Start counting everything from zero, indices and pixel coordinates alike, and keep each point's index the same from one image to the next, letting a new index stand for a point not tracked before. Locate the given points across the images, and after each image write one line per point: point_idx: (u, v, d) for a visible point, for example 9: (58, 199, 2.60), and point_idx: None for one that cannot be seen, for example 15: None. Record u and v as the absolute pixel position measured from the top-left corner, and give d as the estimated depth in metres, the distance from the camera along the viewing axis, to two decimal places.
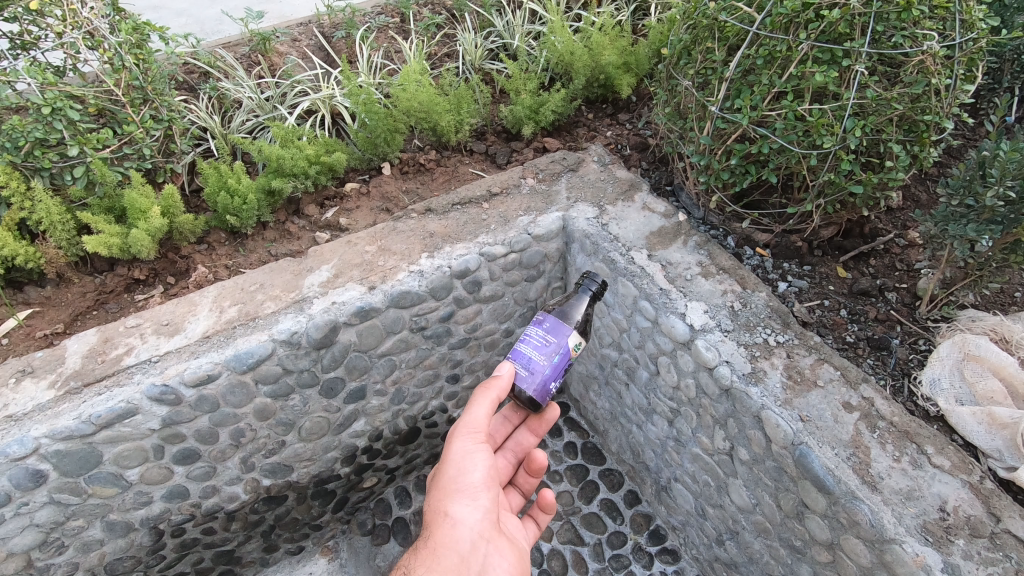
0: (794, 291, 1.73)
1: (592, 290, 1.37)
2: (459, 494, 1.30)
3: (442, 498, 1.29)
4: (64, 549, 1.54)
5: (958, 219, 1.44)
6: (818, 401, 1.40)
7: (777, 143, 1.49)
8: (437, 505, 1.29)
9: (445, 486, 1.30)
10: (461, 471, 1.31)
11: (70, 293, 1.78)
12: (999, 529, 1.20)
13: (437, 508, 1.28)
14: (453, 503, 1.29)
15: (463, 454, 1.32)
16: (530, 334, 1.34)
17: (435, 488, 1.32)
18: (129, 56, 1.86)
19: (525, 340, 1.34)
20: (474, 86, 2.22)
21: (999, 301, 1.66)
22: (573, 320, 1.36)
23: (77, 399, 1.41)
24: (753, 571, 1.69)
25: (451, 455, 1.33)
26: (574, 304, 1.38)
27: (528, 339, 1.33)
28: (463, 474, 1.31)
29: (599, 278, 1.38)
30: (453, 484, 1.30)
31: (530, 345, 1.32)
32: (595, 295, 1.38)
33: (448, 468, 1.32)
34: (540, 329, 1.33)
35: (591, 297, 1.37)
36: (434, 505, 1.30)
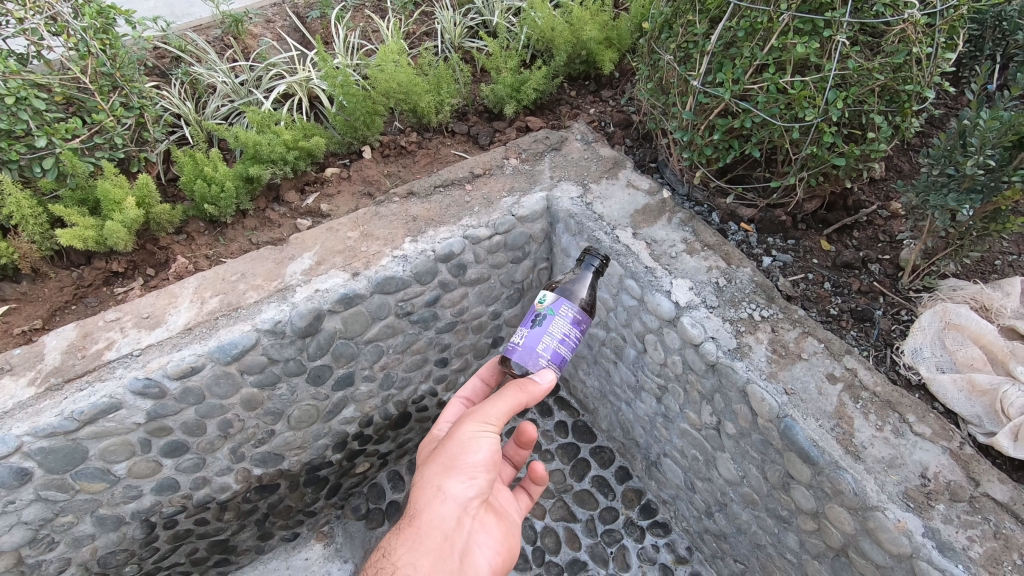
0: (779, 266, 1.74)
1: (595, 266, 1.40)
2: (457, 473, 1.27)
3: (438, 473, 1.27)
4: (55, 545, 1.54)
5: (938, 188, 1.44)
6: (802, 373, 1.42)
7: (759, 116, 1.48)
8: (432, 478, 1.27)
9: (446, 462, 1.27)
10: (464, 451, 1.28)
11: (47, 288, 1.75)
12: (978, 492, 1.22)
13: (431, 481, 1.26)
14: (449, 480, 1.27)
15: (472, 435, 1.28)
16: (568, 335, 1.32)
17: (434, 461, 1.29)
18: (95, 41, 1.80)
19: (565, 342, 1.31)
20: (454, 65, 2.18)
21: (980, 270, 1.68)
22: (579, 298, 1.39)
23: (58, 395, 1.39)
24: (741, 542, 1.73)
25: (459, 433, 1.29)
26: (579, 281, 1.41)
27: (565, 340, 1.31)
28: (466, 454, 1.28)
29: (601, 254, 1.42)
30: (455, 462, 1.27)
31: (568, 347, 1.32)
32: (598, 272, 1.41)
33: (451, 444, 1.29)
34: (577, 329, 1.33)
35: (595, 273, 1.41)
36: (428, 477, 1.28)
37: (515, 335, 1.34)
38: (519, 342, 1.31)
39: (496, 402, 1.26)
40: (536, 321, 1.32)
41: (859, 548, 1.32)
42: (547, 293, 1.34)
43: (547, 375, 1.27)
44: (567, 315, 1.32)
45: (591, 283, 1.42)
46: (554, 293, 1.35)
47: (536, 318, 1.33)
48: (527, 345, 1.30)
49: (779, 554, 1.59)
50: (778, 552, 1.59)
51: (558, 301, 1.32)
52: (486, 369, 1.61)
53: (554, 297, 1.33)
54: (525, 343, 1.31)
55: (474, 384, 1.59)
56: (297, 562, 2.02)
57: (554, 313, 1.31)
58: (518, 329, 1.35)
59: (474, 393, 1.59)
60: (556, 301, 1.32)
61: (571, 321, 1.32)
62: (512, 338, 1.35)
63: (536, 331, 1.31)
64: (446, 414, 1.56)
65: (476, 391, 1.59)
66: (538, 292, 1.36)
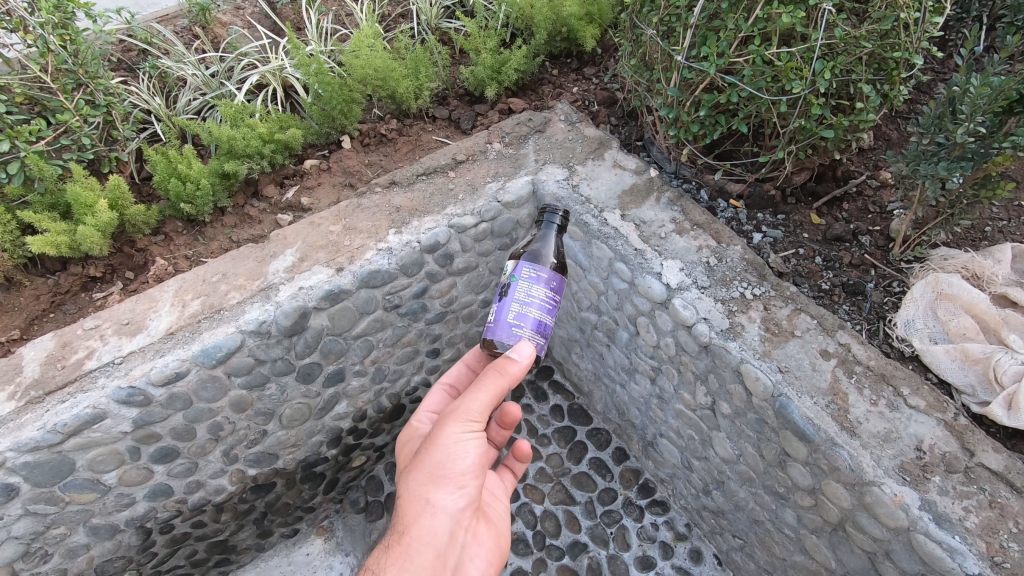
0: (769, 242, 1.72)
1: (558, 220, 1.38)
2: (443, 483, 1.24)
3: (426, 484, 1.24)
4: (49, 557, 1.52)
5: (929, 157, 1.42)
6: (796, 350, 1.41)
7: (746, 90, 1.45)
8: (420, 487, 1.24)
9: (431, 469, 1.24)
10: (450, 458, 1.25)
11: (23, 296, 1.70)
12: (973, 463, 1.23)
13: (419, 494, 1.23)
14: (437, 489, 1.24)
15: (456, 438, 1.25)
16: (535, 295, 1.29)
17: (418, 471, 1.25)
18: (54, 37, 1.72)
19: (536, 304, 1.29)
20: (431, 47, 2.12)
21: (970, 237, 1.67)
22: (547, 260, 1.35)
23: (40, 408, 1.36)
24: (739, 518, 1.73)
25: (442, 440, 1.25)
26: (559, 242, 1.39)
27: (536, 302, 1.29)
28: (452, 462, 1.25)
29: (561, 210, 1.39)
30: (441, 470, 1.24)
31: (543, 310, 1.30)
32: (560, 229, 1.39)
33: (436, 454, 1.25)
34: (547, 289, 1.30)
35: (557, 230, 1.38)
36: (414, 490, 1.24)
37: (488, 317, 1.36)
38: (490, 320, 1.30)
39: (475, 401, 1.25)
40: (502, 294, 1.31)
41: (856, 522, 1.32)
42: (508, 264, 1.34)
43: (525, 348, 1.23)
44: (528, 277, 1.29)
45: (556, 241, 1.38)
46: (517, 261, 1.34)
47: (501, 290, 1.32)
48: (500, 319, 1.29)
49: (777, 529, 1.60)
50: (776, 527, 1.60)
51: (519, 265, 1.31)
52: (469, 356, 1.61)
53: (513, 264, 1.31)
54: (495, 318, 1.30)
55: (458, 370, 1.58)
56: (298, 558, 2.01)
57: (517, 279, 1.30)
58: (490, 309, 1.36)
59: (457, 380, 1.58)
60: (517, 267, 1.31)
61: (537, 281, 1.29)
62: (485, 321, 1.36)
63: (502, 303, 1.30)
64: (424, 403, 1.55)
65: (459, 378, 1.59)
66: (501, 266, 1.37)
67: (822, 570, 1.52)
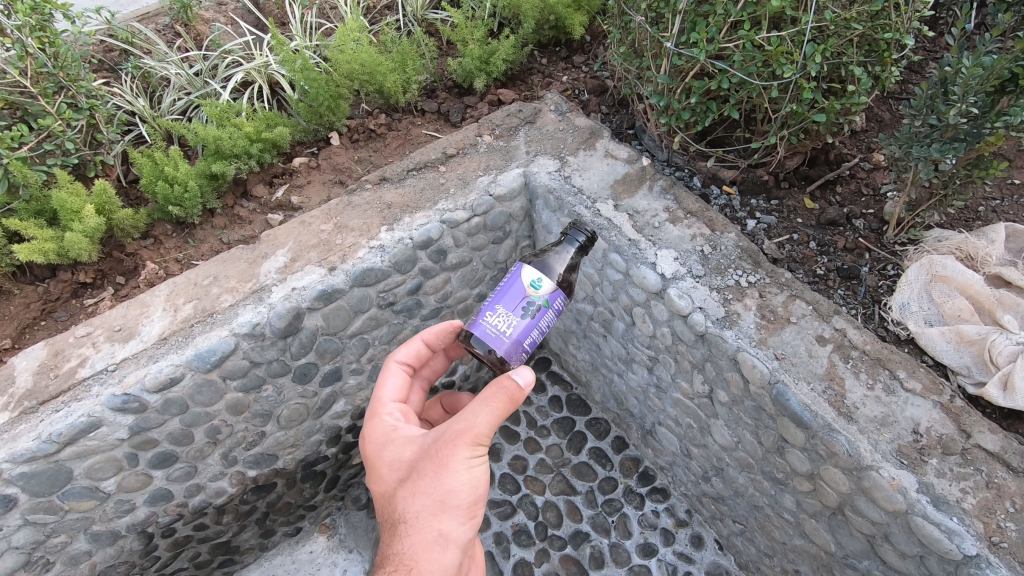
0: (763, 228, 1.71)
1: (580, 242, 1.31)
2: (454, 511, 1.16)
3: (436, 515, 1.15)
4: (51, 565, 1.52)
5: (921, 139, 1.41)
6: (792, 337, 1.41)
7: (736, 76, 1.44)
8: (427, 519, 1.15)
9: (437, 498, 1.15)
10: (460, 486, 1.15)
11: (13, 305, 1.68)
12: (969, 444, 1.23)
13: (429, 525, 1.15)
14: (446, 519, 1.16)
15: (465, 465, 1.15)
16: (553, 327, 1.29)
17: (424, 498, 1.15)
18: (32, 40, 1.69)
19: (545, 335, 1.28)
20: (418, 39, 2.09)
21: (964, 218, 1.66)
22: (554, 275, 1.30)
23: (35, 418, 1.35)
24: (739, 503, 1.74)
25: (452, 466, 1.14)
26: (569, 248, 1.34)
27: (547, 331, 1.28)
28: (463, 490, 1.15)
29: (588, 231, 1.33)
30: (450, 499, 1.15)
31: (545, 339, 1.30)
32: (582, 249, 1.33)
33: (445, 481, 1.14)
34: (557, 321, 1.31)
35: (578, 250, 1.33)
36: (422, 518, 1.15)
37: (491, 319, 1.24)
38: (506, 333, 1.21)
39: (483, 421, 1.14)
40: (527, 313, 1.24)
41: (855, 506, 1.33)
42: (544, 280, 1.25)
43: (529, 371, 1.15)
44: (557, 307, 1.27)
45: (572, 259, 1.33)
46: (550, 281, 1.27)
47: (527, 307, 1.24)
48: (516, 338, 1.23)
49: (777, 514, 1.61)
50: (775, 512, 1.61)
51: (554, 292, 1.26)
52: (425, 332, 1.45)
53: (552, 287, 1.25)
54: (511, 334, 1.23)
55: (416, 348, 1.43)
56: (301, 556, 1.99)
57: (549, 307, 1.25)
58: (494, 311, 1.25)
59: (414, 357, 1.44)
60: (553, 292, 1.26)
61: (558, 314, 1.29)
62: (485, 321, 1.25)
63: (525, 323, 1.23)
64: (385, 389, 1.38)
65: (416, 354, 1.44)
66: (530, 274, 1.25)
67: (822, 552, 1.53)
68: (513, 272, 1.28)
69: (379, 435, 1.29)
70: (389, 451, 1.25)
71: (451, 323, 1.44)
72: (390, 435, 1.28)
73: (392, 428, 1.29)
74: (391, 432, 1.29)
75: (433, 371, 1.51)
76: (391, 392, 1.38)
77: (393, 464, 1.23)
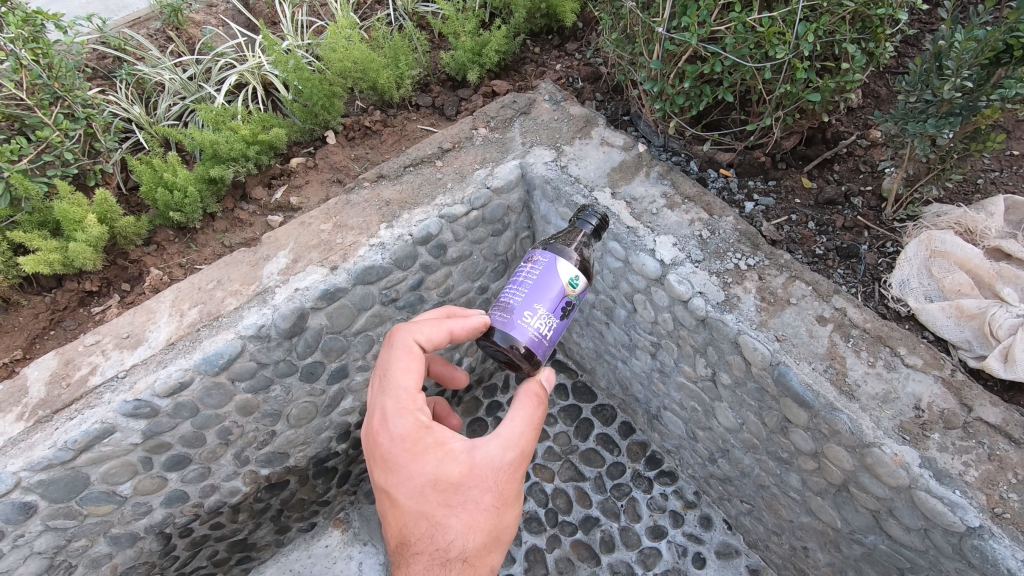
0: (761, 210, 1.71)
1: (592, 225, 1.33)
2: (502, 545, 1.26)
3: (491, 551, 1.23)
4: (73, 568, 1.56)
5: (917, 114, 1.41)
6: (792, 318, 1.41)
7: (729, 59, 1.43)
8: (481, 554, 1.22)
9: (492, 533, 1.22)
10: (511, 520, 1.25)
11: (21, 316, 1.70)
12: (971, 418, 1.24)
13: (482, 561, 1.23)
14: (495, 552, 1.25)
15: (519, 497, 1.24)
16: None
17: (482, 536, 1.21)
18: (25, 52, 1.71)
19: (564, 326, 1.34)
20: (409, 34, 2.08)
21: (963, 191, 1.66)
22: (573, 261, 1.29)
23: (49, 427, 1.37)
24: (746, 484, 1.76)
25: (510, 501, 1.22)
26: (563, 235, 1.35)
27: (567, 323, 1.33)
28: (512, 523, 1.25)
29: (599, 214, 1.35)
30: (503, 534, 1.24)
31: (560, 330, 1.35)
32: (595, 233, 1.34)
33: (503, 516, 1.22)
34: None
35: (591, 233, 1.34)
36: (477, 555, 1.22)
37: (531, 318, 1.23)
38: (547, 334, 1.22)
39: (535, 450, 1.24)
40: (563, 313, 1.26)
41: (859, 482, 1.35)
42: (579, 279, 1.28)
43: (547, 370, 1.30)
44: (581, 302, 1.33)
45: (586, 243, 1.34)
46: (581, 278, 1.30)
47: (564, 306, 1.26)
48: (552, 338, 1.25)
49: (783, 493, 1.63)
50: (782, 491, 1.63)
51: (584, 291, 1.31)
52: (453, 321, 1.26)
53: (585, 287, 1.29)
54: (549, 334, 1.24)
55: (439, 335, 1.24)
56: (317, 550, 2.01)
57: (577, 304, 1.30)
58: (533, 310, 1.23)
59: (431, 342, 1.26)
60: (583, 290, 1.30)
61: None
62: (524, 319, 1.22)
63: (562, 324, 1.26)
64: (403, 377, 1.23)
65: (433, 339, 1.25)
66: (568, 272, 1.26)
67: (828, 529, 1.55)
68: (548, 268, 1.26)
69: (411, 440, 1.19)
70: (428, 465, 1.19)
71: (485, 321, 1.26)
72: (426, 447, 1.20)
73: (427, 434, 1.20)
74: (426, 441, 1.20)
75: None
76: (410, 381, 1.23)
77: (436, 486, 1.19)
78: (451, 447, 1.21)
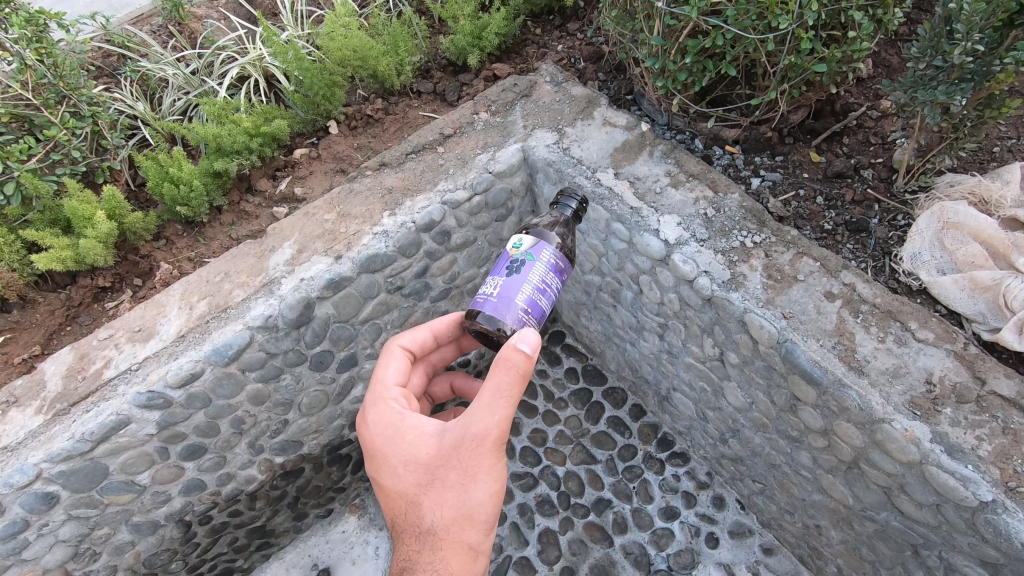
0: (768, 186, 1.68)
1: (572, 208, 1.35)
2: (480, 523, 1.23)
3: (465, 527, 1.23)
4: (98, 555, 1.61)
5: (927, 82, 1.37)
6: (800, 295, 1.39)
7: (732, 32, 1.40)
8: (455, 529, 1.22)
9: (462, 509, 1.22)
10: (485, 498, 1.21)
11: (38, 313, 1.74)
12: (984, 392, 1.22)
13: (457, 538, 1.22)
14: (472, 530, 1.23)
15: (490, 474, 1.20)
16: (551, 281, 1.27)
17: (453, 511, 1.22)
18: (29, 51, 1.73)
19: (542, 288, 1.26)
20: (408, 20, 2.07)
21: (978, 160, 1.61)
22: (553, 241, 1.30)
23: (67, 419, 1.41)
24: (757, 463, 1.75)
25: (478, 477, 1.19)
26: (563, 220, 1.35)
27: (541, 284, 1.25)
28: (489, 501, 1.22)
29: (579, 196, 1.37)
30: (476, 511, 1.22)
31: (545, 294, 1.26)
32: (575, 214, 1.36)
33: (472, 492, 1.20)
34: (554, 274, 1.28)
35: (573, 215, 1.36)
36: (451, 531, 1.22)
37: (484, 290, 1.29)
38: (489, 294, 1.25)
39: (502, 428, 1.16)
40: (511, 271, 1.26)
41: (869, 459, 1.33)
42: (523, 238, 1.28)
43: (532, 338, 1.12)
44: (546, 260, 1.27)
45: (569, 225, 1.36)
46: (532, 237, 1.29)
47: (511, 265, 1.27)
48: (504, 296, 1.24)
49: (795, 471, 1.62)
50: (793, 469, 1.62)
51: (538, 245, 1.27)
52: (434, 322, 1.46)
53: (530, 242, 1.26)
54: (497, 293, 1.24)
55: (421, 336, 1.44)
56: (335, 536, 2.03)
57: (533, 261, 1.26)
58: (487, 282, 1.30)
59: (417, 345, 1.44)
60: (534, 246, 1.27)
61: (552, 268, 1.28)
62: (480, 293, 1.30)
63: (513, 281, 1.24)
64: (386, 372, 1.38)
65: (420, 343, 1.44)
66: (511, 238, 1.30)
67: (841, 507, 1.54)
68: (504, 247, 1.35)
69: (384, 424, 1.29)
70: (399, 447, 1.26)
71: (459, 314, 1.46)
72: (399, 429, 1.28)
73: (399, 418, 1.29)
74: (397, 425, 1.28)
75: (441, 358, 1.54)
76: (393, 376, 1.38)
77: (409, 465, 1.25)
78: (421, 429, 1.26)
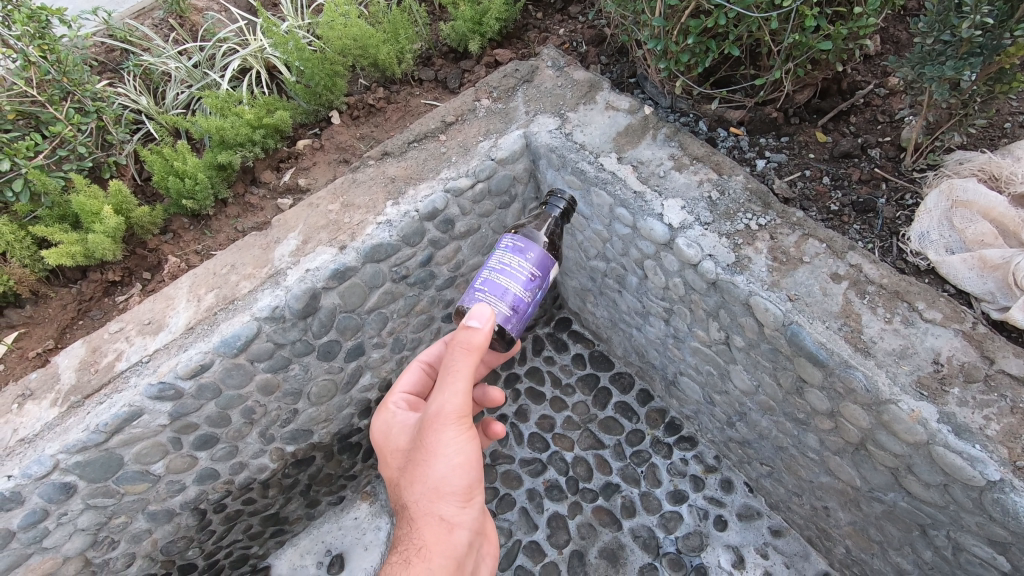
0: (774, 167, 1.66)
1: (560, 209, 1.31)
2: (449, 495, 1.22)
3: (433, 500, 1.22)
4: (116, 543, 1.65)
5: (935, 57, 1.34)
6: (805, 277, 1.38)
7: (733, 11, 1.38)
8: (424, 502, 1.22)
9: (429, 482, 1.22)
10: (450, 470, 1.21)
11: (51, 308, 1.77)
12: (993, 370, 1.21)
13: (427, 510, 1.22)
14: (441, 502, 1.22)
15: (450, 443, 1.20)
16: (510, 262, 1.25)
17: (422, 486, 1.22)
18: (32, 49, 1.75)
19: (502, 269, 1.25)
20: (408, 6, 2.05)
21: (988, 136, 1.58)
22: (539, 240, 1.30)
23: (82, 411, 1.44)
24: (765, 446, 1.75)
25: (439, 447, 1.20)
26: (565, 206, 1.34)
27: (500, 266, 1.26)
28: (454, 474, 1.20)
29: (568, 195, 1.32)
30: (443, 484, 1.21)
31: (507, 275, 1.25)
32: (564, 214, 1.32)
33: (434, 463, 1.21)
34: (518, 256, 1.25)
35: (561, 215, 1.32)
36: (422, 505, 1.23)
37: None
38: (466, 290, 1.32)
39: (455, 396, 1.18)
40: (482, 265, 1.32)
41: (876, 440, 1.33)
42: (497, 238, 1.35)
43: (480, 317, 1.17)
44: (506, 246, 1.27)
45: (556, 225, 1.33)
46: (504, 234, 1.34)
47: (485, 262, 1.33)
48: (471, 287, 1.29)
49: (802, 453, 1.62)
50: (800, 452, 1.62)
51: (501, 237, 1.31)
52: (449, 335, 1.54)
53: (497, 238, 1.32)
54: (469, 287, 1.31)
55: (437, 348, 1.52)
56: (347, 522, 2.06)
57: (496, 250, 1.29)
58: None
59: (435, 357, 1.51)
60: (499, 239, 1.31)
61: (513, 251, 1.26)
62: None
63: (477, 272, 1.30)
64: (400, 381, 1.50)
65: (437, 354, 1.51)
66: None
67: (848, 488, 1.54)
68: None
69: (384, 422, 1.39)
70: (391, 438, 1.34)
71: None
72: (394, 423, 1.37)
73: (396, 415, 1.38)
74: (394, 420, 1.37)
75: None
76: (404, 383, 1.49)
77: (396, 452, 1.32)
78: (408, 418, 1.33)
